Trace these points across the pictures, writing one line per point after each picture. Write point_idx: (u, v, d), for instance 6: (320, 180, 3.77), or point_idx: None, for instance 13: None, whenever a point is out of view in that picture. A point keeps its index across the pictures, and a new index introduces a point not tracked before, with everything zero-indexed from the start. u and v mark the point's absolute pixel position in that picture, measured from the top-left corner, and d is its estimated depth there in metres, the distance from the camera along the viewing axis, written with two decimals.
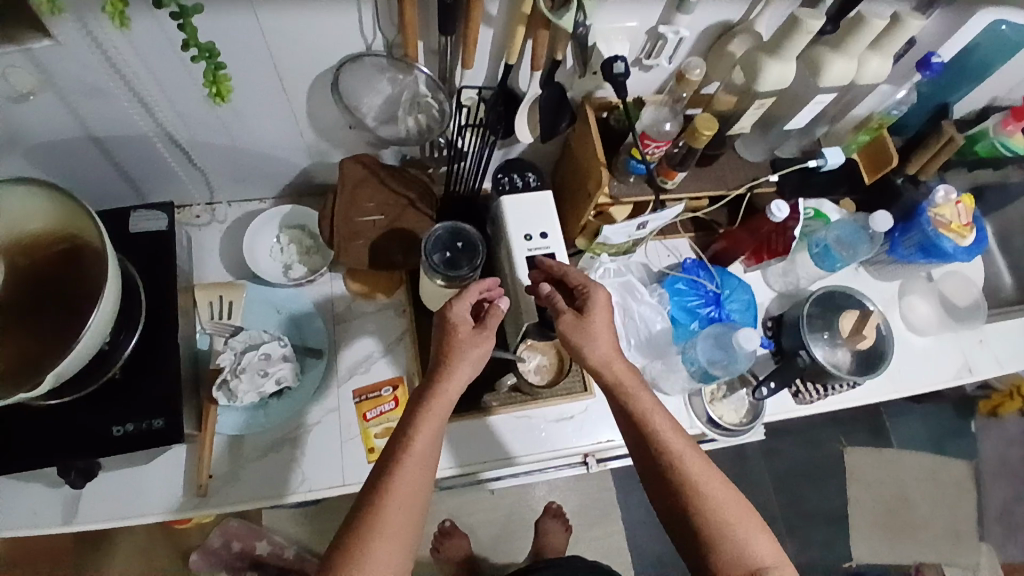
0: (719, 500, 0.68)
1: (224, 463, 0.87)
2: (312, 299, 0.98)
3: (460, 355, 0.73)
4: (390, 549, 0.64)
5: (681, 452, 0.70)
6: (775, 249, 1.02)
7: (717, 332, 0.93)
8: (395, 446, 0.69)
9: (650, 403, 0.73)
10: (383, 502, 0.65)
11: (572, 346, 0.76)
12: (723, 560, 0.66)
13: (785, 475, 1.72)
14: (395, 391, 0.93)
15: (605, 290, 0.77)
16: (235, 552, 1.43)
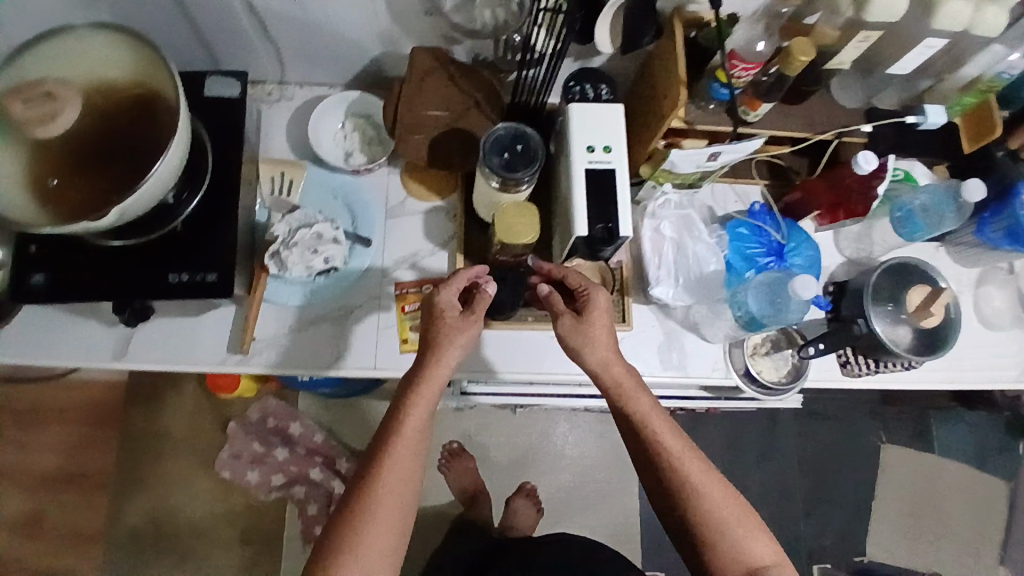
0: (714, 499, 0.75)
1: (268, 329, 0.92)
2: (368, 189, 0.99)
3: (452, 342, 0.77)
4: (384, 523, 0.72)
5: (680, 455, 0.77)
6: (854, 209, 0.97)
7: (773, 278, 0.88)
8: (393, 426, 0.75)
9: (646, 405, 0.78)
10: (386, 476, 0.73)
11: (571, 346, 0.81)
12: (716, 549, 0.74)
13: (812, 457, 1.67)
14: (436, 289, 0.95)
15: (603, 291, 0.82)
16: (269, 428, 1.53)
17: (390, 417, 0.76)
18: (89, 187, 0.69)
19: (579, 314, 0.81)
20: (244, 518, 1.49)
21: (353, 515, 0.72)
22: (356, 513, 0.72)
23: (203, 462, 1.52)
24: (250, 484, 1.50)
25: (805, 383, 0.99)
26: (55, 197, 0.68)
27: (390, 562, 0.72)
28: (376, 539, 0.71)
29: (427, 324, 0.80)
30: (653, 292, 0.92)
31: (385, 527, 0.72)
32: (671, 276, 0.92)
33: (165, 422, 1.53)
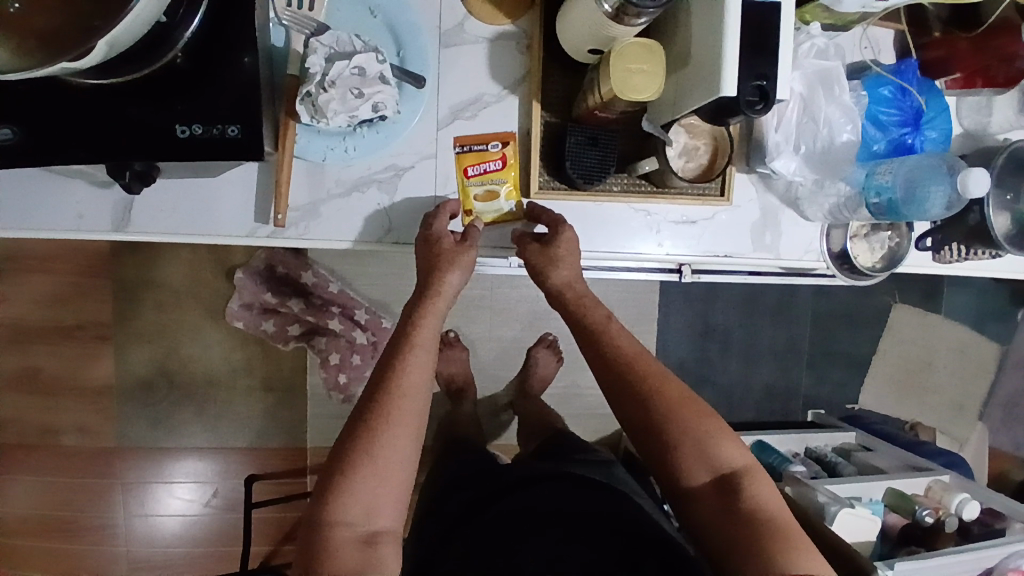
0: (671, 395, 0.76)
1: (304, 193, 0.76)
2: (416, 4, 0.75)
3: (452, 264, 0.74)
4: (402, 436, 0.68)
5: (636, 355, 0.79)
6: (993, 80, 0.81)
7: (924, 164, 0.76)
8: (399, 340, 0.73)
9: (605, 317, 0.82)
10: (398, 388, 0.70)
11: (536, 272, 0.80)
12: (683, 448, 0.74)
13: (826, 319, 1.68)
14: (503, 148, 0.75)
15: (570, 224, 0.78)
16: (279, 276, 1.42)
17: (395, 335, 0.74)
18: (63, 8, 0.48)
19: (547, 242, 0.78)
20: (262, 367, 1.45)
21: (366, 425, 0.68)
22: (373, 422, 0.68)
23: (210, 312, 1.42)
24: (267, 333, 1.43)
25: (895, 272, 0.91)
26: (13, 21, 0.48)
27: (406, 474, 0.68)
28: (395, 449, 0.67)
29: (420, 252, 0.76)
30: (771, 165, 0.77)
31: (405, 438, 0.68)
32: (792, 145, 0.76)
33: (160, 270, 1.40)
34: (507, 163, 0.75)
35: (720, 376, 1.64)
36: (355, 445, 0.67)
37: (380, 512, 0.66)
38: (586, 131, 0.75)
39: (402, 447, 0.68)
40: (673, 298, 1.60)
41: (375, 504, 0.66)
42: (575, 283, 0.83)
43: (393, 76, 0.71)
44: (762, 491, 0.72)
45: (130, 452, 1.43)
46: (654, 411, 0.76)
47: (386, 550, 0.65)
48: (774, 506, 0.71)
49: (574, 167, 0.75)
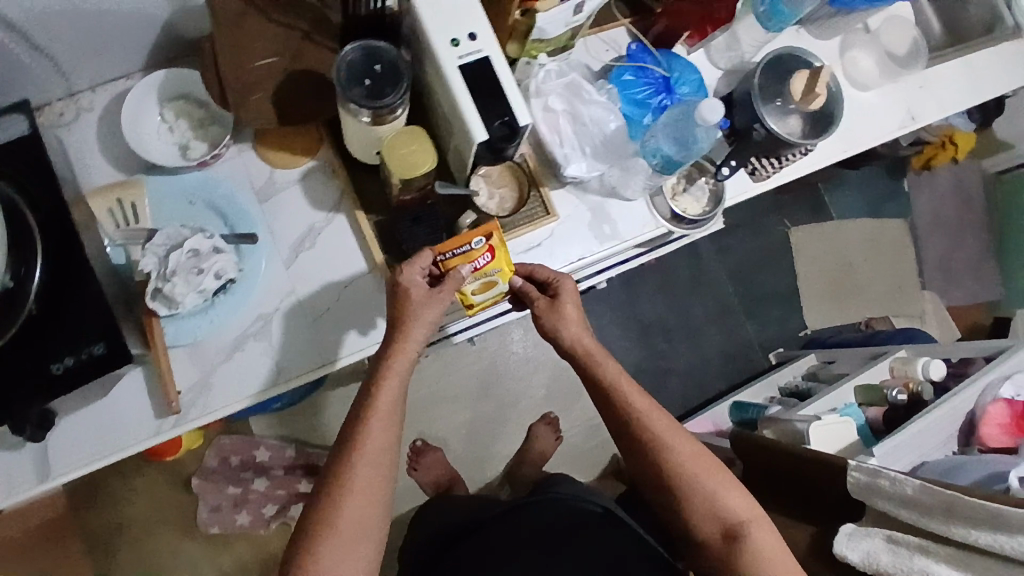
0: (680, 452, 0.83)
1: (191, 375, 0.82)
2: (224, 178, 0.85)
3: (416, 317, 0.78)
4: (363, 499, 0.74)
5: (643, 410, 0.84)
6: (719, 18, 0.95)
7: (677, 115, 0.89)
8: (365, 409, 0.77)
9: (617, 372, 0.85)
10: (361, 453, 0.75)
11: (548, 328, 0.86)
12: (693, 501, 0.82)
13: (739, 269, 1.79)
14: (488, 241, 0.78)
15: (569, 277, 0.86)
16: (236, 465, 1.43)
17: (361, 399, 0.78)
18: None
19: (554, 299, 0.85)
20: (254, 557, 1.42)
21: (332, 490, 0.75)
22: (340, 487, 0.74)
23: (185, 527, 1.41)
24: (244, 526, 1.42)
25: (725, 206, 1.01)
26: None
27: (370, 534, 0.75)
28: (355, 508, 0.74)
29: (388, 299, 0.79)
30: (567, 173, 0.88)
31: (368, 497, 0.74)
32: (577, 149, 0.89)
33: (123, 510, 1.40)
34: (495, 253, 0.78)
35: (677, 361, 1.71)
36: (323, 513, 0.74)
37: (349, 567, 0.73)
38: (409, 213, 0.85)
39: (362, 506, 0.74)
40: (601, 313, 1.69)
41: (346, 561, 0.73)
42: (584, 337, 0.86)
43: (226, 244, 0.81)
44: (760, 543, 0.79)
45: None
46: (663, 464, 0.83)
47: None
48: (771, 556, 0.79)
49: (410, 247, 0.85)
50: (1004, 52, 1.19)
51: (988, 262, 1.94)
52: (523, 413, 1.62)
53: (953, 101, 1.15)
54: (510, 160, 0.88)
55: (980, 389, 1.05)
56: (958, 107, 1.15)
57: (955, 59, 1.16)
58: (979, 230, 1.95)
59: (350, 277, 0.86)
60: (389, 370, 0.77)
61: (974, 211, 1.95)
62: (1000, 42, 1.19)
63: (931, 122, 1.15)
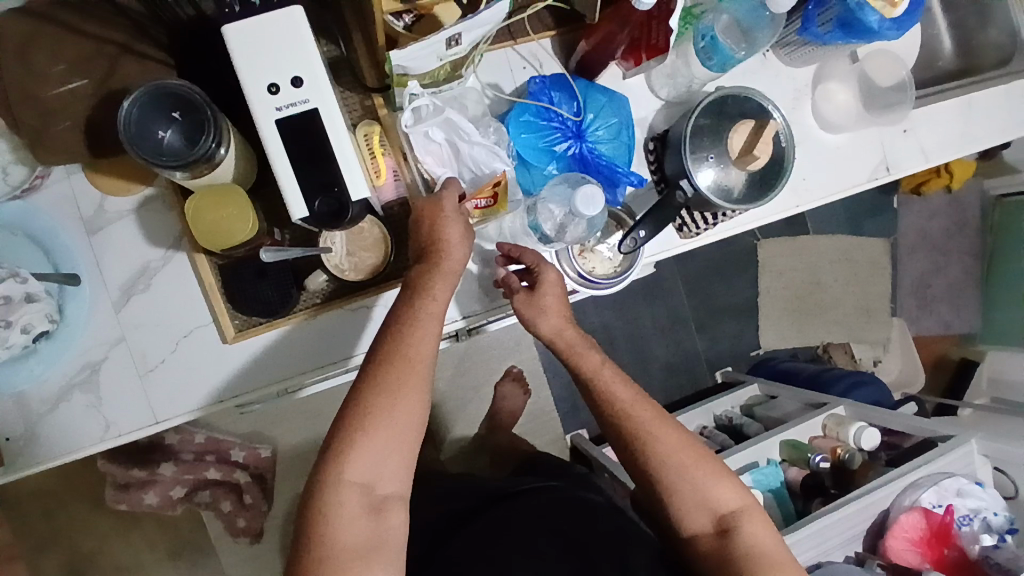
0: (667, 445, 0.72)
1: (16, 423, 0.74)
2: (46, 207, 0.74)
3: (445, 230, 0.68)
4: (407, 407, 0.63)
5: (630, 404, 0.73)
6: (655, 47, 0.77)
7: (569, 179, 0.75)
8: (403, 312, 0.66)
9: (600, 364, 0.75)
10: (410, 348, 0.65)
11: (526, 322, 0.76)
12: (685, 496, 0.71)
13: (695, 280, 1.66)
14: (496, 188, 0.73)
15: (554, 267, 0.76)
16: (142, 446, 1.40)
17: (404, 300, 0.67)
18: None
19: (533, 288, 0.76)
20: (161, 536, 1.42)
21: (358, 403, 0.63)
22: (362, 401, 0.62)
23: (93, 502, 1.40)
24: (151, 505, 1.41)
25: (641, 267, 0.87)
26: None
27: (402, 457, 0.63)
28: (407, 403, 0.63)
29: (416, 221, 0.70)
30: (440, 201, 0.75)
31: (416, 394, 0.64)
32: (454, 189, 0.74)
33: (30, 480, 1.39)
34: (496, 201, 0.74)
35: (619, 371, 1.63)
36: (363, 415, 0.62)
37: (387, 476, 0.63)
38: (256, 264, 0.75)
39: (414, 404, 0.63)
40: None
41: (384, 471, 0.62)
42: (568, 328, 0.76)
43: (41, 290, 0.72)
44: (755, 538, 0.70)
45: None
46: (649, 459, 0.72)
47: (394, 516, 0.63)
48: (767, 551, 0.70)
49: (250, 304, 0.75)
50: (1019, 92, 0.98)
51: (969, 288, 1.81)
52: (448, 414, 1.55)
53: (938, 149, 0.97)
54: (370, 216, 0.76)
55: (900, 490, 0.94)
56: (943, 157, 0.97)
57: (954, 98, 0.97)
58: (967, 255, 1.80)
59: (191, 327, 0.76)
60: (435, 281, 0.67)
61: (966, 234, 1.79)
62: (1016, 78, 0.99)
63: (910, 173, 0.97)
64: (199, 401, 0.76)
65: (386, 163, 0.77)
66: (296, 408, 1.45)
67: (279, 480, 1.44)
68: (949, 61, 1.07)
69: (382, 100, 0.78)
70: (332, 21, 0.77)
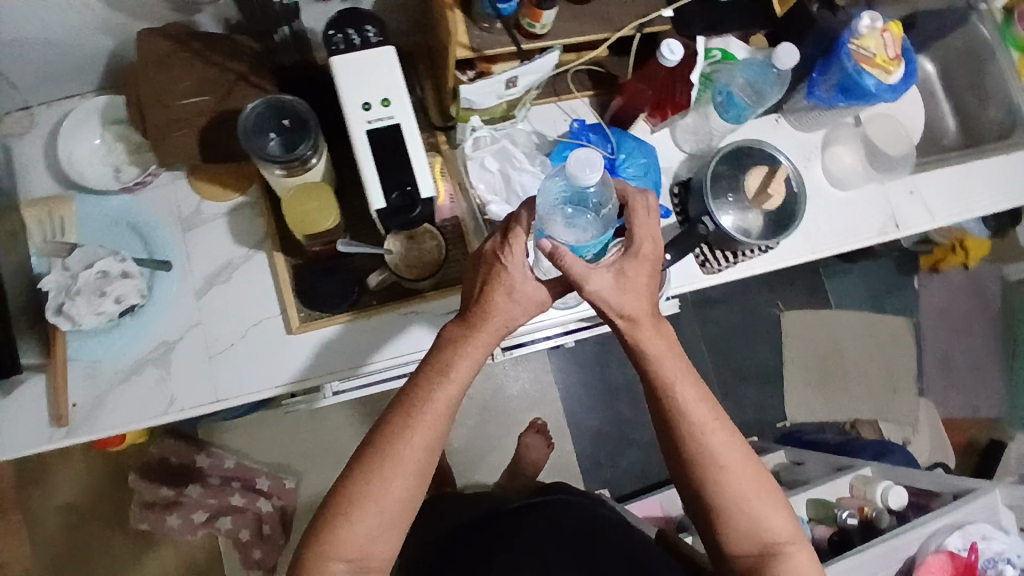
0: (730, 470, 0.69)
1: (88, 390, 0.82)
2: (151, 203, 0.87)
3: (501, 294, 0.69)
4: (407, 483, 0.66)
5: (701, 422, 0.69)
6: (679, 102, 0.93)
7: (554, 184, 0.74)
8: (429, 382, 0.68)
9: (680, 369, 0.69)
10: (422, 423, 0.67)
11: (598, 296, 0.67)
12: (738, 522, 0.69)
13: (720, 344, 1.70)
14: None
15: (654, 243, 0.69)
16: (175, 466, 1.44)
17: (431, 367, 0.69)
18: None
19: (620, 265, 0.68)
20: (176, 562, 1.42)
21: (366, 467, 0.66)
22: (372, 469, 0.66)
23: (118, 520, 1.43)
24: (173, 528, 1.42)
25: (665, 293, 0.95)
26: None
27: (395, 528, 0.67)
28: (404, 488, 0.66)
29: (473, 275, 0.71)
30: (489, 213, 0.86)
31: (418, 473, 0.67)
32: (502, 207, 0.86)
33: (61, 494, 1.43)
34: None
35: (641, 431, 1.64)
36: (360, 490, 0.66)
37: (378, 550, 0.67)
38: (323, 265, 0.85)
39: (408, 486, 0.67)
40: (567, 369, 1.64)
41: (377, 545, 0.67)
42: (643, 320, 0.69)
43: (137, 269, 0.82)
44: (801, 569, 0.69)
45: None
46: (706, 481, 0.69)
47: None
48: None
49: (318, 297, 0.84)
50: (1015, 162, 1.08)
51: (995, 372, 1.81)
52: (470, 462, 1.57)
53: (942, 209, 1.05)
54: (428, 224, 0.84)
55: (920, 535, 0.94)
56: (949, 217, 1.06)
57: (953, 165, 1.07)
58: (991, 338, 1.82)
59: (260, 318, 0.85)
60: (462, 354, 0.68)
61: (988, 316, 1.82)
62: (1015, 151, 1.09)
63: (917, 230, 1.05)
64: (252, 385, 0.84)
65: (444, 188, 0.88)
66: (324, 441, 1.49)
67: (300, 513, 1.45)
68: (953, 137, 1.18)
69: (444, 138, 0.91)
70: (408, 70, 0.92)
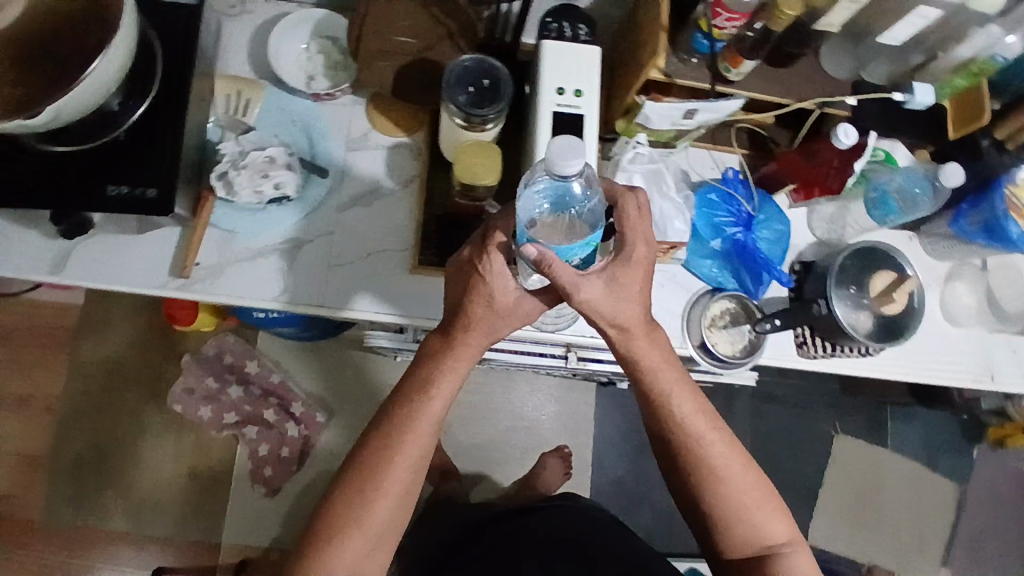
0: (724, 471, 0.76)
1: (213, 255, 0.89)
2: (328, 116, 0.93)
3: (482, 313, 0.71)
4: (388, 497, 0.73)
5: (693, 425, 0.76)
6: (827, 187, 0.94)
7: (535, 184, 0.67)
8: (411, 402, 0.74)
9: (674, 374, 0.76)
10: (405, 441, 0.73)
11: (587, 303, 0.68)
12: (737, 521, 0.76)
13: (764, 442, 1.66)
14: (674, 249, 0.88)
15: (643, 246, 0.69)
16: (225, 364, 1.51)
17: (411, 390, 0.74)
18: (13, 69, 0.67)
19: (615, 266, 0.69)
20: (194, 451, 1.48)
21: (352, 491, 0.73)
22: (359, 489, 0.73)
23: (158, 393, 1.50)
24: (203, 419, 1.48)
25: (758, 359, 0.96)
26: None
27: (382, 539, 0.74)
28: (385, 506, 0.73)
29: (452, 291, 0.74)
30: None
31: (400, 489, 0.74)
32: None
33: (117, 351, 1.51)
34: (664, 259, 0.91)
35: (659, 497, 1.60)
36: (347, 510, 0.73)
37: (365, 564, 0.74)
38: (457, 221, 0.90)
39: (389, 504, 0.73)
40: (607, 410, 1.63)
41: (363, 560, 0.73)
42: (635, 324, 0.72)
43: (299, 166, 0.89)
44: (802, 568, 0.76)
45: (51, 533, 1.44)
46: (707, 482, 0.76)
47: None
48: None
49: (441, 248, 0.90)
50: None
51: None
52: (487, 464, 1.57)
53: None
54: None
55: None
56: None
57: None
58: None
59: (383, 246, 0.91)
60: (444, 369, 0.73)
61: None
62: None
63: (1010, 390, 1.02)
64: (348, 304, 0.89)
65: None
66: (364, 392, 1.53)
67: (318, 450, 1.49)
68: None
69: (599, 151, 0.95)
70: None
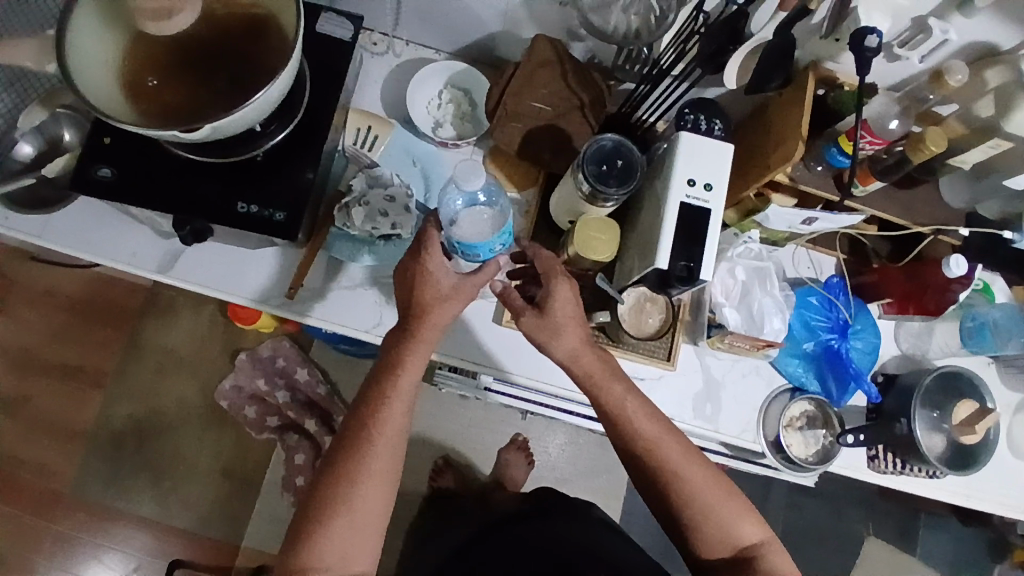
0: (694, 481, 0.74)
1: (318, 279, 0.91)
2: (448, 162, 0.96)
3: (435, 299, 0.72)
4: (373, 490, 0.71)
5: (660, 438, 0.74)
6: (924, 306, 0.91)
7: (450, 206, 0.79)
8: (380, 391, 0.73)
9: (626, 389, 0.75)
10: (381, 430, 0.72)
11: (530, 317, 0.73)
12: (713, 531, 0.75)
13: (793, 534, 1.63)
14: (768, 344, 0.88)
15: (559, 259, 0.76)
16: (276, 368, 1.53)
17: (376, 379, 0.74)
18: (187, 89, 0.71)
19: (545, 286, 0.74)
20: (232, 447, 1.49)
21: (333, 486, 0.71)
22: (343, 479, 0.71)
23: (207, 385, 1.52)
24: (245, 418, 1.50)
25: (830, 467, 0.95)
26: (147, 95, 0.71)
27: (373, 531, 0.72)
28: (373, 498, 0.71)
29: (402, 280, 0.74)
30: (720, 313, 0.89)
31: (383, 484, 0.72)
32: (734, 313, 0.89)
33: (175, 337, 1.53)
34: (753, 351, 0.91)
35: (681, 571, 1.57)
36: (330, 507, 0.70)
37: (357, 556, 0.71)
38: None
39: (377, 497, 0.72)
40: None
41: (352, 554, 0.71)
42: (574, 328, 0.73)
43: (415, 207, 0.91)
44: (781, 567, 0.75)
45: (80, 505, 1.45)
46: (679, 494, 0.75)
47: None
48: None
49: None
50: None
51: None
52: None
53: None
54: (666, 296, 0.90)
55: None
56: None
57: None
58: None
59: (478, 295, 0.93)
60: (410, 352, 0.73)
61: None
62: None
63: None
64: None
65: None
66: None
67: None
68: None
69: None
70: None
